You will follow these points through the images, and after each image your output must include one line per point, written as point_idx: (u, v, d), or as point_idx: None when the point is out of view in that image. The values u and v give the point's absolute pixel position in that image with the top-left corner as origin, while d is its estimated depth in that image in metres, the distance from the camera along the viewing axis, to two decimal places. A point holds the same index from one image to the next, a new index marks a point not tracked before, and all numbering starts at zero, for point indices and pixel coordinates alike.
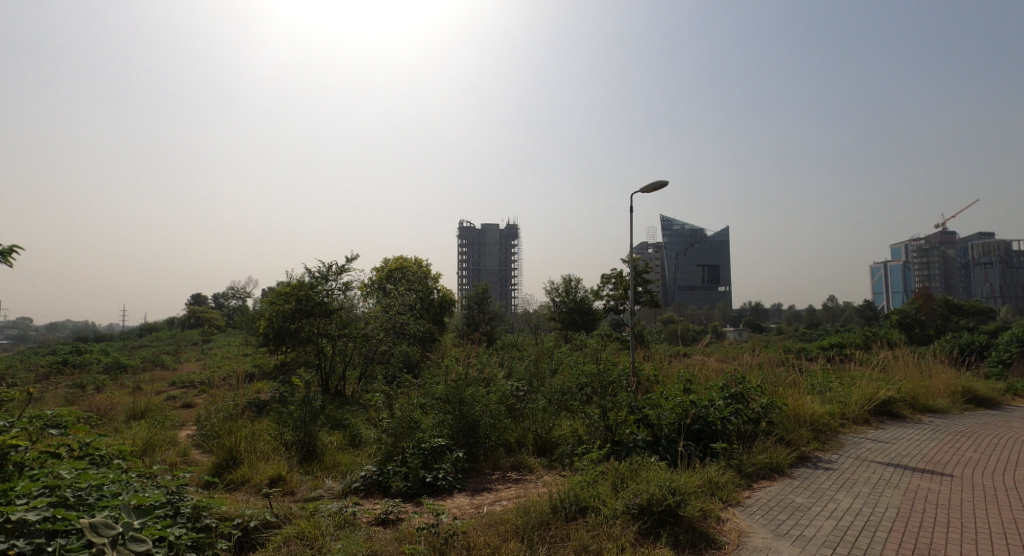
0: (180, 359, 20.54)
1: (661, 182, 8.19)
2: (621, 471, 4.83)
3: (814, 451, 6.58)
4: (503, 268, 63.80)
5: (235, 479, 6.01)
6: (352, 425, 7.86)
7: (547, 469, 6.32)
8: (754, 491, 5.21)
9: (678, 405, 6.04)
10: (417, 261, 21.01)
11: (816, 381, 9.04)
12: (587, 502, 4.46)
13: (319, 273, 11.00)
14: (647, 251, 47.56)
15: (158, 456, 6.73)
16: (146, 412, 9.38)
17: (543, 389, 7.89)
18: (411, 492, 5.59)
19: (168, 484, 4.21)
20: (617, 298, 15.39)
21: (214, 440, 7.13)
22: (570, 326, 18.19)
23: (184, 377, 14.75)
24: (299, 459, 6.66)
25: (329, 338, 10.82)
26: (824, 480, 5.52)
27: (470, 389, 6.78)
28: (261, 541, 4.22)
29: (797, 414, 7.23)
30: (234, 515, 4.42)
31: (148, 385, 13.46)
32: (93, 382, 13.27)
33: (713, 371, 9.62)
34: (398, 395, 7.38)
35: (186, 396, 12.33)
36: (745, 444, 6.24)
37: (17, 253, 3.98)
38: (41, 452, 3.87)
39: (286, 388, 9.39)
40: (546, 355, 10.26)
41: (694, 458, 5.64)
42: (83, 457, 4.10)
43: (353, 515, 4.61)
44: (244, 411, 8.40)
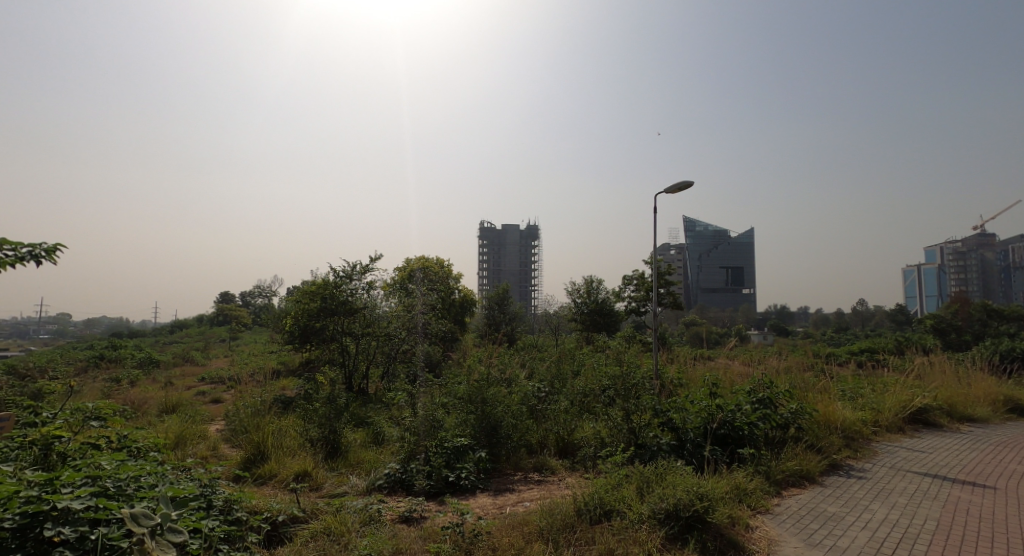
0: (209, 356, 21.00)
1: (687, 182, 8.08)
2: (647, 475, 4.75)
3: (846, 459, 6.41)
4: (523, 269, 63.74)
5: (263, 474, 6.14)
6: (375, 423, 7.93)
7: (569, 471, 6.29)
8: (784, 499, 5.09)
9: (704, 409, 5.91)
10: (439, 262, 21.10)
11: (847, 387, 8.83)
12: (612, 505, 4.42)
13: (344, 273, 11.22)
14: (671, 252, 47.07)
15: (189, 449, 6.90)
16: (177, 406, 9.63)
17: (565, 390, 7.84)
18: (434, 491, 5.63)
19: (201, 477, 4.32)
20: (639, 300, 15.19)
21: (242, 434, 7.29)
22: (591, 328, 18.08)
23: (214, 373, 15.11)
24: (324, 456, 6.74)
25: (352, 336, 11.06)
26: (858, 489, 5.37)
27: (492, 389, 6.77)
28: (289, 536, 4.30)
29: (828, 421, 7.06)
30: (263, 509, 4.51)
31: (179, 380, 13.81)
32: (127, 377, 13.67)
33: (738, 375, 9.43)
34: (421, 394, 7.43)
35: (216, 391, 12.62)
36: (774, 450, 6.10)
37: (60, 252, 4.13)
38: (83, 443, 3.99)
39: (312, 385, 9.53)
40: (567, 356, 10.24)
41: (720, 464, 5.53)
42: (120, 448, 4.22)
43: (378, 512, 4.65)
44: (271, 407, 8.57)
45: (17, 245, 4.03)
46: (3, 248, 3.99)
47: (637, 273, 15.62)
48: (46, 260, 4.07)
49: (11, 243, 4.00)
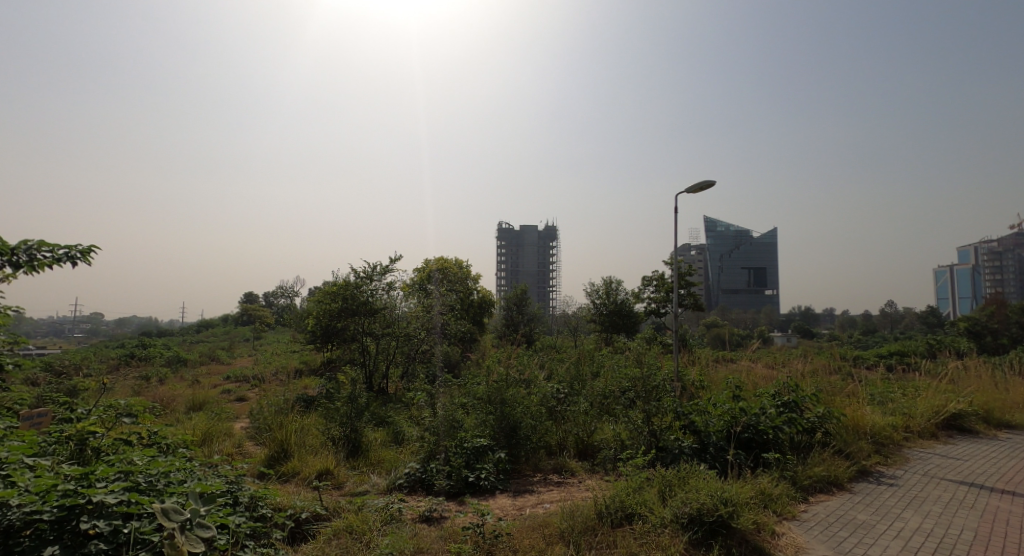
0: (234, 355, 21.41)
1: (709, 182, 7.97)
2: (669, 479, 4.69)
3: (876, 465, 6.24)
4: (542, 269, 63.61)
5: (287, 472, 6.23)
6: (395, 423, 7.99)
7: (589, 473, 6.24)
8: (811, 505, 4.97)
9: (727, 412, 5.83)
10: (458, 262, 21.14)
11: (875, 392, 8.60)
12: (633, 509, 4.38)
13: (365, 273, 11.27)
14: (691, 253, 46.55)
15: (216, 446, 7.04)
16: (203, 404, 9.84)
17: (584, 392, 7.79)
18: (455, 491, 5.64)
19: (228, 474, 4.40)
20: (659, 301, 15.03)
21: (267, 432, 7.41)
22: (610, 329, 17.96)
23: (238, 372, 15.38)
24: (346, 455, 6.82)
25: (373, 337, 11.12)
26: (889, 496, 5.22)
27: (512, 390, 6.77)
28: (312, 533, 4.35)
29: (856, 426, 6.89)
30: (287, 506, 4.58)
31: (205, 379, 14.12)
32: (156, 374, 14.03)
33: (761, 378, 9.25)
34: (441, 394, 7.48)
35: (241, 390, 12.85)
36: (800, 455, 5.98)
37: (94, 254, 4.28)
38: (116, 438, 4.10)
39: (334, 385, 9.66)
40: (587, 357, 10.18)
41: (744, 468, 5.44)
42: (151, 444, 4.32)
43: (399, 511, 4.68)
44: (294, 406, 8.69)
45: (54, 247, 4.18)
46: (41, 249, 4.13)
47: (657, 273, 15.46)
48: (81, 261, 4.22)
49: (47, 245, 4.15)
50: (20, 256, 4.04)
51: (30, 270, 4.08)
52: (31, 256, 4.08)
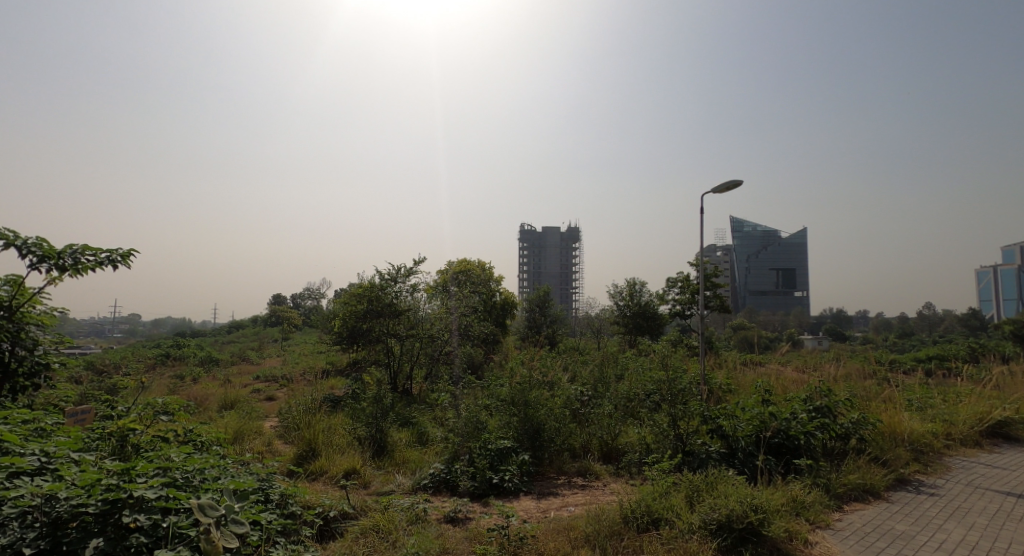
0: (264, 355, 21.88)
1: (736, 182, 7.83)
2: (697, 484, 4.62)
3: (915, 474, 6.03)
4: (565, 271, 63.38)
5: (315, 470, 6.33)
6: (419, 424, 8.06)
7: (614, 477, 6.19)
8: (845, 514, 4.83)
9: (756, 417, 5.72)
10: (481, 264, 21.22)
11: (913, 398, 8.31)
12: (660, 514, 4.32)
13: (389, 275, 11.35)
14: (718, 254, 45.79)
15: (247, 444, 7.21)
16: (235, 402, 10.07)
17: (608, 394, 7.73)
18: (479, 492, 5.65)
19: (259, 471, 4.50)
20: (684, 303, 14.80)
21: (295, 431, 7.55)
22: (634, 331, 17.78)
23: (267, 372, 15.72)
24: (371, 455, 6.90)
25: (397, 338, 11.21)
26: (930, 506, 5.04)
27: (535, 392, 6.76)
28: (340, 531, 4.42)
29: (893, 432, 6.68)
30: (316, 504, 4.66)
31: (236, 378, 14.46)
32: (190, 373, 14.44)
33: (791, 382, 9.02)
34: (465, 396, 7.52)
35: (270, 389, 13.12)
36: (833, 462, 5.83)
37: (134, 257, 4.43)
38: (154, 436, 4.23)
39: (360, 386, 9.78)
40: (611, 359, 10.09)
41: (774, 475, 5.32)
42: (187, 442, 4.45)
43: (424, 511, 4.72)
44: (321, 406, 8.83)
45: (97, 251, 4.34)
46: (85, 253, 4.30)
47: (683, 275, 15.23)
48: (121, 264, 4.38)
49: (91, 248, 4.31)
50: (66, 260, 4.22)
51: (74, 273, 4.25)
52: (76, 260, 4.24)
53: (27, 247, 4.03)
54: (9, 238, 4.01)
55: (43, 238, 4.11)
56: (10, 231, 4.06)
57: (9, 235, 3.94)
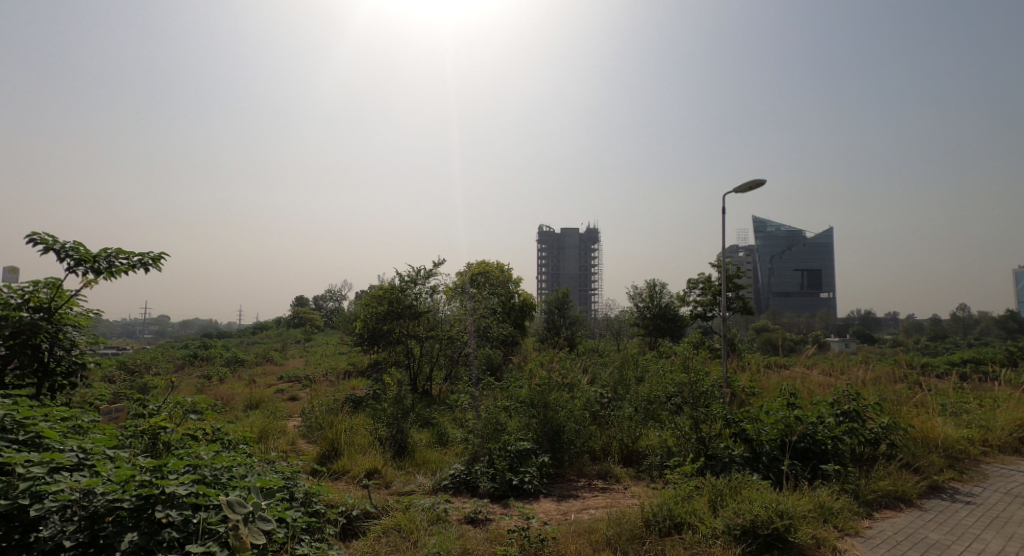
0: (287, 356, 22.28)
1: (759, 182, 7.74)
2: (720, 488, 4.57)
3: (950, 481, 5.86)
4: (584, 272, 63.14)
5: (337, 470, 6.43)
6: (439, 425, 8.11)
7: (634, 480, 6.15)
8: (876, 522, 4.71)
9: (781, 421, 5.63)
10: (499, 265, 21.27)
11: (947, 402, 8.07)
12: (682, 518, 4.28)
13: (409, 277, 11.45)
14: (740, 254, 45.16)
15: (271, 443, 7.35)
16: (259, 402, 10.27)
17: (628, 397, 7.68)
18: (498, 494, 5.67)
19: (284, 470, 4.59)
20: (706, 304, 14.60)
21: (318, 431, 7.66)
22: (655, 333, 17.62)
23: (290, 372, 16.00)
24: (392, 455, 6.97)
25: (417, 339, 11.30)
26: (966, 515, 4.90)
27: (555, 394, 6.75)
28: (363, 530, 4.47)
29: (926, 438, 6.50)
30: (339, 502, 4.73)
31: (260, 378, 14.73)
32: (216, 373, 14.78)
33: (817, 386, 8.84)
34: (485, 398, 7.55)
35: (293, 389, 13.36)
36: (863, 467, 5.70)
37: (164, 260, 4.57)
38: (184, 434, 4.34)
39: (380, 387, 9.89)
40: (630, 361, 10.04)
41: (801, 480, 5.23)
42: (215, 440, 4.56)
43: (445, 512, 4.75)
44: (343, 406, 8.96)
45: (130, 254, 4.48)
46: (118, 256, 4.44)
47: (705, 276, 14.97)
48: (153, 267, 4.52)
49: (124, 252, 4.45)
50: (101, 263, 4.36)
51: (108, 276, 4.39)
52: (111, 263, 4.39)
53: (65, 251, 4.19)
54: (48, 242, 4.17)
55: (80, 242, 4.26)
56: (49, 235, 4.22)
57: (49, 239, 4.10)
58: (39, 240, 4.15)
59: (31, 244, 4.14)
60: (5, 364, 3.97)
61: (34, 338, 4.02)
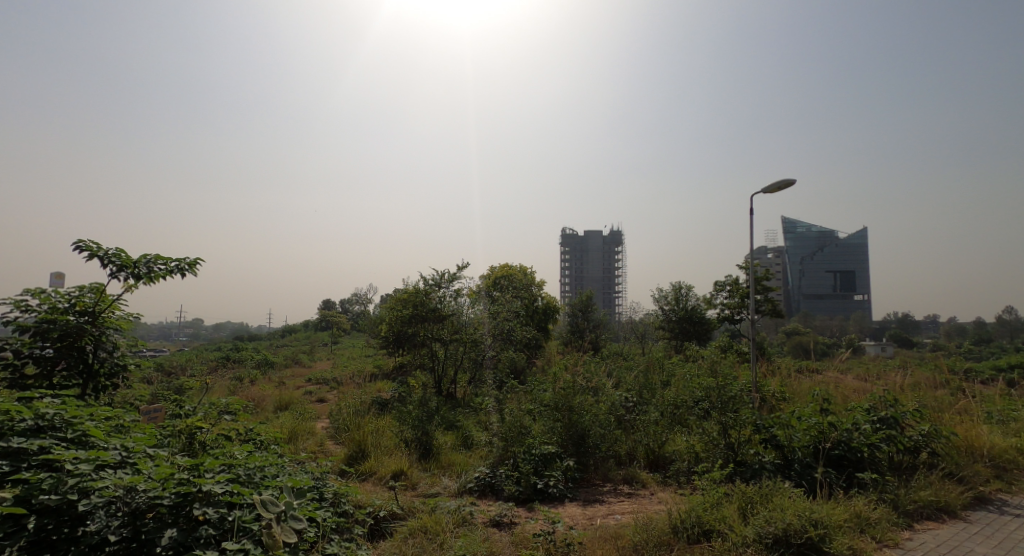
0: (315, 358, 22.68)
1: (788, 181, 7.58)
2: (750, 495, 4.49)
3: (997, 492, 5.62)
4: (608, 275, 62.70)
5: (365, 471, 6.52)
6: (464, 428, 8.15)
7: (661, 486, 6.08)
8: (917, 533, 4.55)
9: (814, 427, 5.52)
10: (523, 269, 21.26)
11: (992, 409, 7.75)
12: (711, 525, 4.21)
13: (433, 280, 11.56)
14: (769, 256, 44.24)
15: (301, 444, 7.50)
16: (289, 404, 10.48)
17: (654, 401, 7.59)
18: (523, 497, 5.67)
19: (314, 470, 4.68)
20: (733, 307, 14.33)
21: (345, 433, 7.78)
22: (681, 336, 17.38)
23: (318, 374, 16.27)
24: (418, 457, 7.03)
25: (441, 342, 11.38)
26: (1014, 528, 4.70)
27: (579, 397, 6.73)
28: (390, 531, 4.53)
29: (970, 447, 6.26)
30: (366, 503, 4.79)
31: (289, 380, 15.04)
32: (248, 375, 15.15)
33: (851, 391, 8.59)
34: (509, 401, 7.57)
35: (321, 391, 13.59)
36: (902, 476, 5.52)
37: (199, 265, 4.73)
38: (218, 434, 4.47)
39: (406, 389, 10.00)
40: (656, 365, 9.92)
41: (835, 488, 5.10)
42: (248, 440, 4.68)
43: (471, 515, 4.78)
44: (370, 408, 9.07)
45: (168, 259, 4.64)
46: (157, 262, 4.60)
47: (733, 279, 14.72)
48: (189, 271, 4.68)
49: (162, 258, 4.61)
50: (140, 269, 4.53)
51: (147, 281, 4.56)
52: (150, 269, 4.55)
53: (108, 258, 4.36)
54: (93, 249, 4.35)
55: (122, 249, 4.43)
56: (93, 242, 4.41)
57: (93, 247, 4.28)
58: (85, 247, 4.33)
59: (77, 251, 4.32)
60: (53, 365, 4.17)
61: (79, 341, 4.23)
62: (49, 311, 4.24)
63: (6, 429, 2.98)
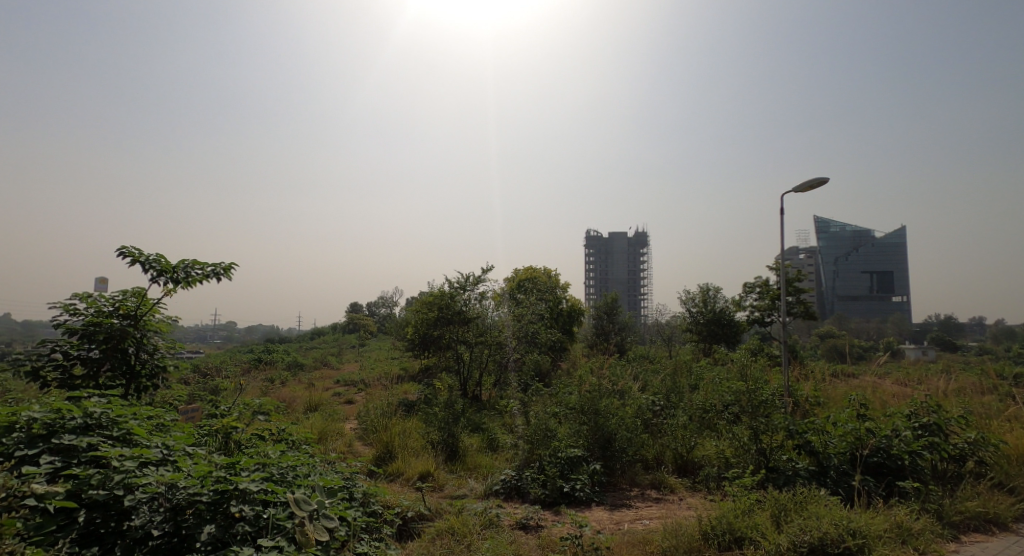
0: (343, 360, 23.06)
1: (820, 179, 7.40)
2: (784, 503, 4.40)
3: None
4: (634, 277, 62.06)
5: (392, 472, 6.59)
6: (490, 430, 8.16)
7: (690, 491, 5.99)
8: (962, 546, 4.37)
9: (851, 433, 5.40)
10: (547, 271, 21.24)
11: None
12: (743, 532, 4.13)
13: (458, 283, 11.63)
14: (801, 257, 43.15)
15: (330, 444, 7.63)
16: (318, 405, 10.67)
17: (682, 405, 7.47)
18: (550, 500, 5.65)
19: (344, 470, 4.75)
20: (763, 309, 14.03)
21: (373, 434, 7.89)
22: (709, 339, 17.09)
23: (346, 376, 16.53)
24: (444, 458, 7.08)
25: (466, 345, 11.43)
26: None
27: (605, 400, 6.66)
28: (417, 531, 4.56)
29: (1020, 456, 5.99)
30: (394, 504, 4.84)
31: (318, 382, 15.32)
32: (279, 377, 15.48)
33: (889, 396, 8.30)
34: (534, 403, 7.55)
35: (349, 393, 13.79)
36: (945, 486, 5.32)
37: (233, 270, 4.87)
38: (252, 434, 4.58)
39: (432, 392, 10.07)
40: (684, 368, 9.77)
41: (874, 497, 4.95)
42: (280, 440, 4.79)
43: (497, 517, 4.79)
44: (397, 410, 9.17)
45: (204, 264, 4.79)
46: (194, 267, 4.76)
47: (763, 280, 14.41)
48: (225, 276, 4.83)
49: (199, 263, 4.76)
50: (179, 274, 4.68)
51: (185, 286, 4.71)
52: (187, 273, 4.71)
53: (149, 263, 4.52)
54: (135, 255, 4.52)
55: (162, 255, 4.59)
56: (135, 248, 4.58)
57: (135, 252, 4.44)
58: (127, 253, 4.51)
59: (120, 256, 4.49)
60: (99, 366, 4.34)
61: (123, 342, 4.40)
62: (95, 314, 4.42)
63: (58, 426, 3.12)
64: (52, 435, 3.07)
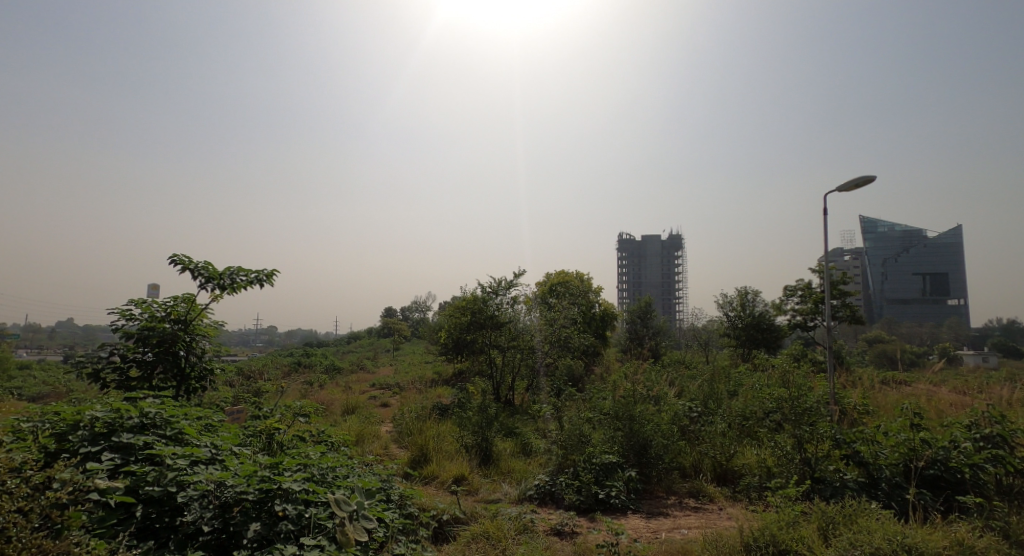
0: (379, 364, 23.41)
1: (866, 176, 7.11)
2: (832, 516, 4.21)
3: None
4: (669, 281, 61.01)
5: (427, 475, 6.64)
6: (523, 435, 8.13)
7: (730, 501, 5.82)
8: None
9: (903, 444, 5.17)
10: (580, 275, 21.11)
11: None
12: (787, 545, 3.95)
13: (490, 288, 11.68)
14: (845, 259, 41.55)
15: (367, 446, 7.75)
16: (354, 407, 10.85)
17: (721, 411, 7.27)
18: (585, 507, 5.60)
19: (382, 472, 4.80)
20: (806, 313, 13.54)
21: (408, 437, 7.96)
22: (748, 344, 16.60)
23: (381, 379, 16.78)
24: (478, 463, 7.09)
25: (499, 349, 11.44)
26: None
27: (640, 406, 6.53)
28: (453, 534, 4.57)
29: None
30: (430, 507, 4.87)
31: (355, 385, 15.59)
32: (317, 380, 15.83)
33: (946, 406, 7.84)
34: (568, 408, 7.48)
35: (384, 396, 13.98)
36: (1011, 501, 5.00)
37: (275, 276, 5.02)
38: (294, 435, 4.69)
39: (465, 395, 10.11)
40: (721, 374, 9.51)
41: (930, 511, 4.70)
42: (320, 441, 4.89)
43: (532, 522, 4.76)
44: (431, 413, 9.24)
45: (248, 271, 4.96)
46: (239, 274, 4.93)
47: (806, 283, 13.92)
48: (266, 281, 4.98)
49: (244, 270, 4.93)
50: (225, 280, 4.85)
51: (231, 292, 4.88)
52: (233, 280, 4.88)
53: (198, 270, 4.71)
54: (185, 263, 4.71)
55: (209, 262, 4.77)
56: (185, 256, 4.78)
57: (185, 259, 4.63)
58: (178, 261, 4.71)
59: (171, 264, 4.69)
60: (152, 368, 4.54)
61: (174, 346, 4.59)
62: (149, 318, 4.62)
63: (117, 425, 3.27)
64: (112, 433, 3.22)
